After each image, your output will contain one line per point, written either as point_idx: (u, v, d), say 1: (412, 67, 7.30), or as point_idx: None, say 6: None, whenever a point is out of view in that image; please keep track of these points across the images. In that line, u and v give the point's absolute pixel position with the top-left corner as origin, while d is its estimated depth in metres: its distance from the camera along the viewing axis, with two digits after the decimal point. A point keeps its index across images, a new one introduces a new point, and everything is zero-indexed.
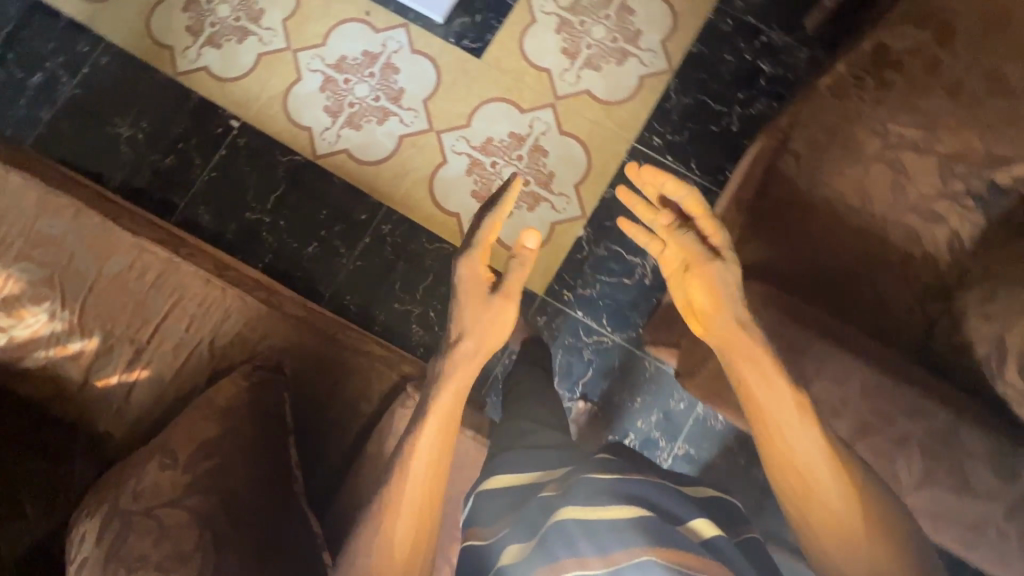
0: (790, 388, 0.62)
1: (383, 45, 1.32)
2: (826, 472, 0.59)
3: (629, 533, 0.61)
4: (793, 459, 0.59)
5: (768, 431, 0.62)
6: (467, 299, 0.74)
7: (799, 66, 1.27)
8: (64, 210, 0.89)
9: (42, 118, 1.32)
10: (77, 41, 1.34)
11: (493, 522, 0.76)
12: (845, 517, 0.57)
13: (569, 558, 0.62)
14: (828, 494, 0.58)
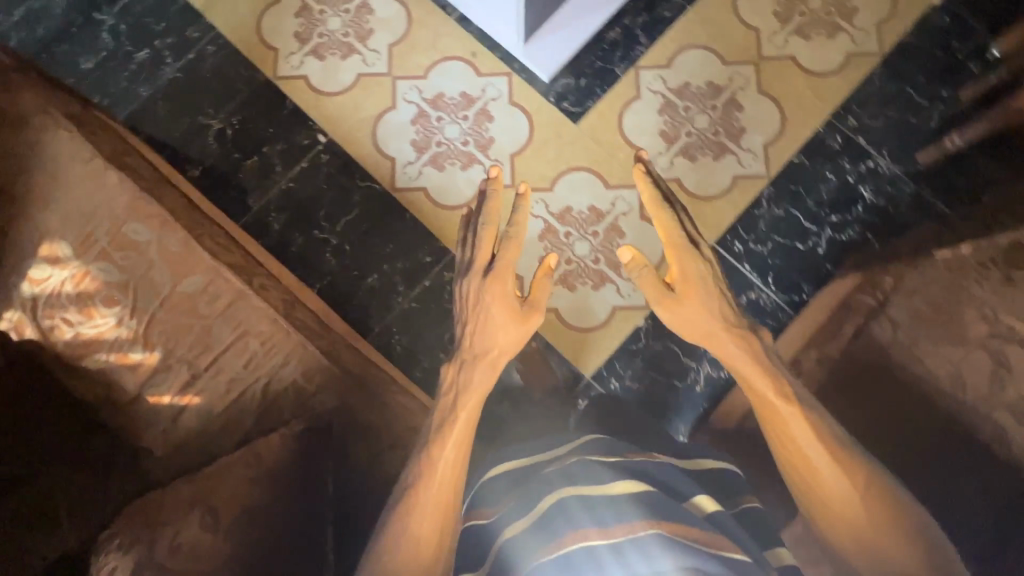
0: (795, 412, 0.72)
1: (483, 90, 1.31)
2: (826, 465, 0.71)
3: (626, 508, 0.65)
4: (805, 460, 0.72)
5: (775, 428, 0.74)
6: (492, 299, 0.82)
7: (902, 200, 1.22)
8: (152, 218, 0.90)
9: (141, 94, 1.35)
10: (188, 25, 1.36)
11: (496, 503, 0.79)
12: (853, 507, 0.70)
13: (569, 532, 0.65)
14: (835, 487, 0.70)
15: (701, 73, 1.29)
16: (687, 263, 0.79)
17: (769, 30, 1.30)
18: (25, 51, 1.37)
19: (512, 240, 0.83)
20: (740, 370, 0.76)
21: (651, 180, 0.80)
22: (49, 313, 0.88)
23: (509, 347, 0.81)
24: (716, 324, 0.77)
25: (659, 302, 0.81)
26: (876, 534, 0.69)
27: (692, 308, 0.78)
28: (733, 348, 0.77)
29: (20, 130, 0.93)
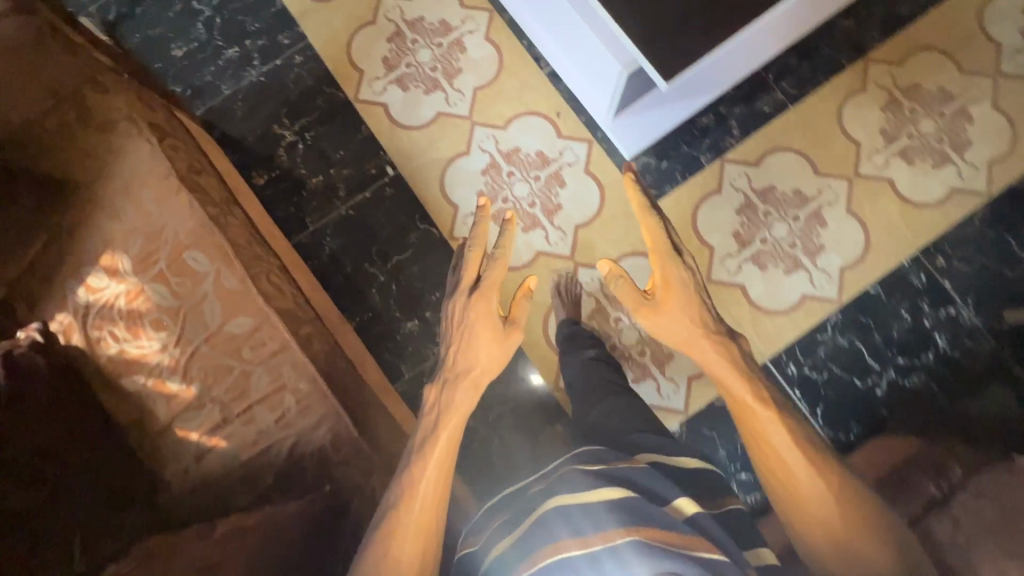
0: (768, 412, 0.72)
1: (560, 153, 1.27)
2: (801, 468, 0.69)
3: (602, 515, 0.63)
4: (777, 453, 0.71)
5: (752, 430, 0.73)
6: (477, 317, 0.83)
7: (979, 357, 1.14)
8: (214, 250, 0.90)
9: (222, 91, 1.34)
10: (281, 31, 1.36)
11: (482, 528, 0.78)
12: (829, 517, 0.67)
13: (546, 545, 0.63)
14: (812, 493, 0.68)
15: (789, 178, 1.23)
16: (670, 269, 0.83)
17: (871, 147, 1.23)
18: (120, 28, 1.38)
19: (497, 260, 0.85)
20: (720, 376, 0.78)
21: (640, 189, 0.83)
22: (98, 325, 0.89)
23: (490, 367, 0.82)
24: (696, 330, 0.80)
25: (639, 309, 0.85)
26: (859, 543, 0.66)
27: (675, 314, 0.81)
28: (713, 355, 0.79)
29: (104, 135, 0.94)
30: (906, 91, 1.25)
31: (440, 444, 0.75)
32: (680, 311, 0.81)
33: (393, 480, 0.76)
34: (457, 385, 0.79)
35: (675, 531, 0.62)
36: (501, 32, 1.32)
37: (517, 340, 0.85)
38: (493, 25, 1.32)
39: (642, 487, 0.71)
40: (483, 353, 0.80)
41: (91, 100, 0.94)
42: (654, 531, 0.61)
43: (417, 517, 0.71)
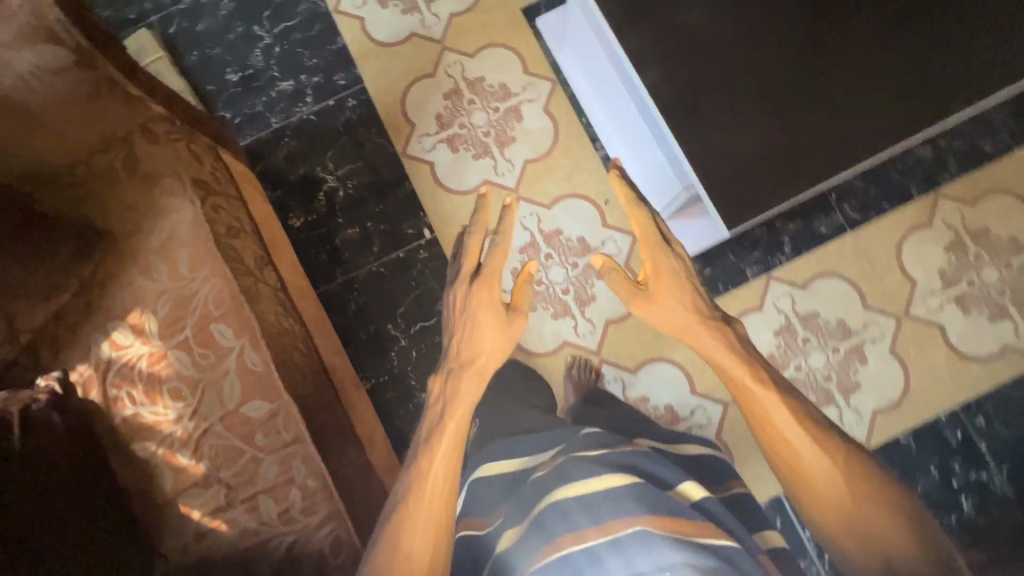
0: (762, 388, 0.68)
1: (602, 243, 1.24)
2: (800, 438, 0.65)
3: (619, 500, 0.63)
4: (775, 426, 0.67)
5: (752, 412, 0.69)
6: (477, 304, 0.81)
7: (1003, 529, 1.10)
8: (241, 327, 0.88)
9: (270, 123, 1.32)
10: (338, 71, 1.33)
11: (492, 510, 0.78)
12: (836, 493, 0.63)
13: (568, 533, 0.63)
14: (819, 475, 0.64)
15: (835, 307, 1.18)
16: (659, 258, 0.80)
17: (926, 287, 1.18)
18: (179, 42, 1.37)
19: (497, 247, 0.84)
20: (714, 361, 0.74)
21: (626, 180, 0.81)
22: (117, 383, 0.88)
23: (495, 355, 0.81)
24: (689, 318, 0.76)
25: (631, 301, 0.81)
26: (876, 525, 0.62)
27: (673, 303, 0.77)
28: (709, 341, 0.75)
29: (148, 187, 0.93)
30: (974, 234, 1.18)
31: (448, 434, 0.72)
32: (679, 295, 0.77)
33: (404, 470, 0.74)
34: (462, 373, 0.78)
35: (689, 520, 0.62)
36: (561, 106, 1.28)
37: (520, 327, 0.83)
38: (553, 97, 1.28)
39: (647, 472, 0.71)
40: (486, 340, 0.80)
41: (141, 149, 0.94)
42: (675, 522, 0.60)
43: (432, 507, 0.68)
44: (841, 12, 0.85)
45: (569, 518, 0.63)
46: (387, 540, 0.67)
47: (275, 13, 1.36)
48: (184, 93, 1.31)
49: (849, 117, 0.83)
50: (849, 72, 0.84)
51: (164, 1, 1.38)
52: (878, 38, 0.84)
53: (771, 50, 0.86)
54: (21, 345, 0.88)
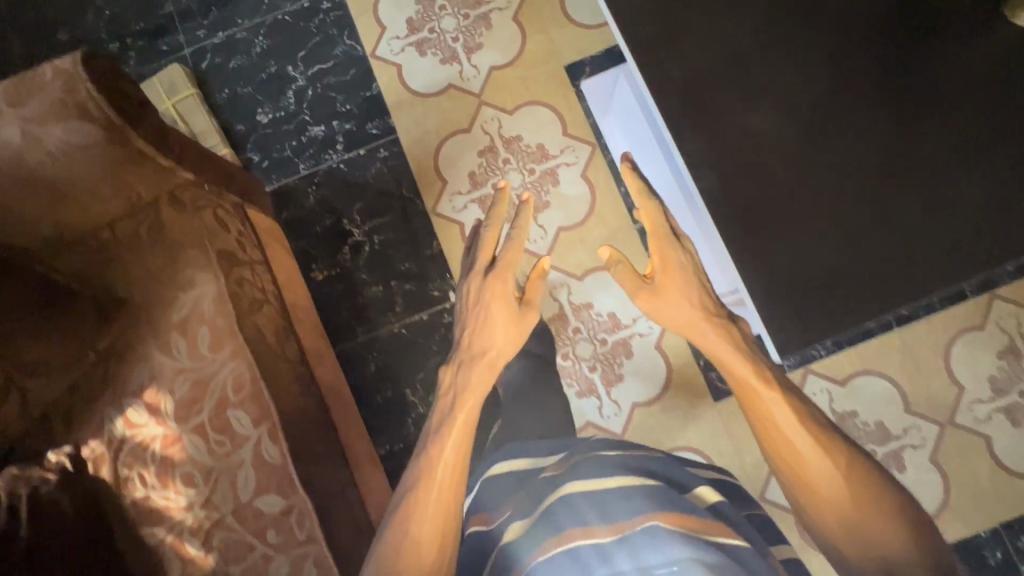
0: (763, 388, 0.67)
1: (634, 320, 1.20)
2: (799, 437, 0.64)
3: (628, 498, 0.65)
4: (775, 426, 0.65)
5: (754, 412, 0.67)
6: (492, 295, 0.79)
7: None
8: (259, 414, 0.85)
9: (298, 169, 1.29)
10: (372, 119, 1.29)
11: (497, 500, 0.77)
12: (839, 493, 0.60)
13: (577, 528, 0.64)
14: (817, 473, 0.61)
15: (875, 406, 1.13)
16: (669, 252, 0.77)
17: (974, 393, 1.12)
18: (210, 77, 1.33)
19: (513, 240, 0.82)
20: (720, 359, 0.71)
21: (639, 176, 0.79)
22: (129, 464, 0.85)
23: (507, 348, 0.78)
24: (693, 313, 0.74)
25: (638, 294, 0.78)
26: (876, 527, 0.58)
27: (677, 295, 0.75)
28: (714, 339, 0.72)
29: (172, 258, 0.89)
30: None
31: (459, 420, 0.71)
32: (687, 291, 0.75)
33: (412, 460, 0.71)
34: (473, 366, 0.75)
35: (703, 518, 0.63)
36: (600, 173, 1.24)
37: (533, 320, 0.81)
38: (592, 162, 1.24)
39: (662, 474, 0.73)
40: (499, 333, 0.77)
41: (168, 217, 0.90)
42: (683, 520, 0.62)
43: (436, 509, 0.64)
44: (915, 130, 0.80)
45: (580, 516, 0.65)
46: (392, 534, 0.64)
47: (310, 54, 1.32)
48: (213, 134, 1.28)
49: (917, 242, 0.78)
50: (921, 195, 0.79)
51: (199, 35, 1.35)
52: (954, 162, 0.79)
53: (837, 163, 0.80)
54: (35, 419, 0.85)
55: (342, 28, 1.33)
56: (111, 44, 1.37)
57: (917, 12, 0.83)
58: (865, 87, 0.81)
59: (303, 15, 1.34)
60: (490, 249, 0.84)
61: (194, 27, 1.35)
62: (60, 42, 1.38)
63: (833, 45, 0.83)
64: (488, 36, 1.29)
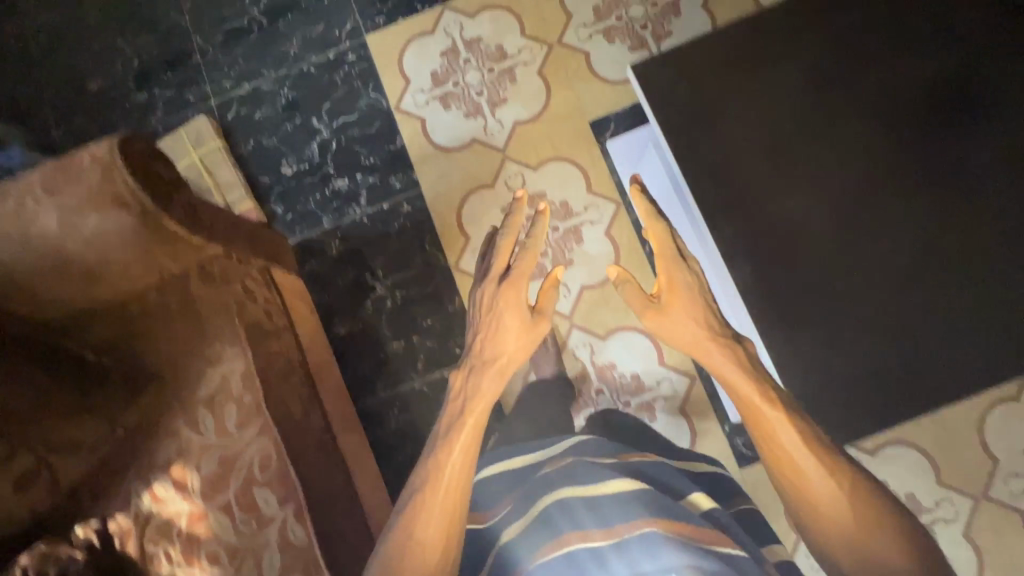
0: (771, 408, 0.64)
1: (657, 382, 1.19)
2: (802, 455, 0.62)
3: (626, 502, 0.64)
4: (779, 443, 0.63)
5: (758, 429, 0.66)
6: (506, 301, 0.75)
7: None
8: (285, 493, 0.85)
9: (321, 222, 1.29)
10: (395, 173, 1.29)
11: (495, 503, 0.78)
12: (839, 511, 0.60)
13: (572, 532, 0.64)
14: (819, 491, 0.61)
15: (906, 478, 1.10)
16: (675, 269, 0.75)
17: (1009, 468, 1.09)
18: (236, 128, 1.34)
19: (528, 249, 0.76)
20: (725, 379, 0.68)
21: (647, 197, 0.77)
22: (154, 540, 0.85)
23: (519, 354, 0.75)
24: (698, 332, 0.71)
25: (643, 313, 0.77)
26: (873, 542, 0.59)
27: (682, 316, 0.73)
28: (719, 358, 0.70)
29: (200, 332, 0.90)
30: None
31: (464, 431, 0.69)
32: (697, 306, 0.72)
33: (415, 469, 0.70)
34: (485, 372, 0.73)
35: (696, 524, 0.63)
36: (623, 231, 1.23)
37: (545, 330, 0.76)
38: (616, 221, 1.23)
39: (656, 481, 0.73)
40: (510, 342, 0.73)
41: (195, 287, 0.90)
42: (679, 523, 0.62)
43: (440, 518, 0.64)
44: (960, 221, 0.79)
45: (574, 518, 0.65)
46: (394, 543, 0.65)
47: (334, 106, 1.33)
48: (237, 186, 1.28)
49: (960, 338, 0.75)
50: (962, 289, 0.78)
51: (225, 86, 1.36)
52: (996, 256, 0.78)
53: (874, 253, 0.79)
54: (62, 495, 0.84)
55: (366, 80, 1.33)
56: (139, 94, 1.38)
57: (958, 95, 0.82)
58: (905, 174, 0.80)
59: (328, 67, 1.34)
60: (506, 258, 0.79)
61: (221, 78, 1.37)
62: (89, 91, 1.40)
63: (871, 130, 0.82)
64: (513, 91, 1.29)
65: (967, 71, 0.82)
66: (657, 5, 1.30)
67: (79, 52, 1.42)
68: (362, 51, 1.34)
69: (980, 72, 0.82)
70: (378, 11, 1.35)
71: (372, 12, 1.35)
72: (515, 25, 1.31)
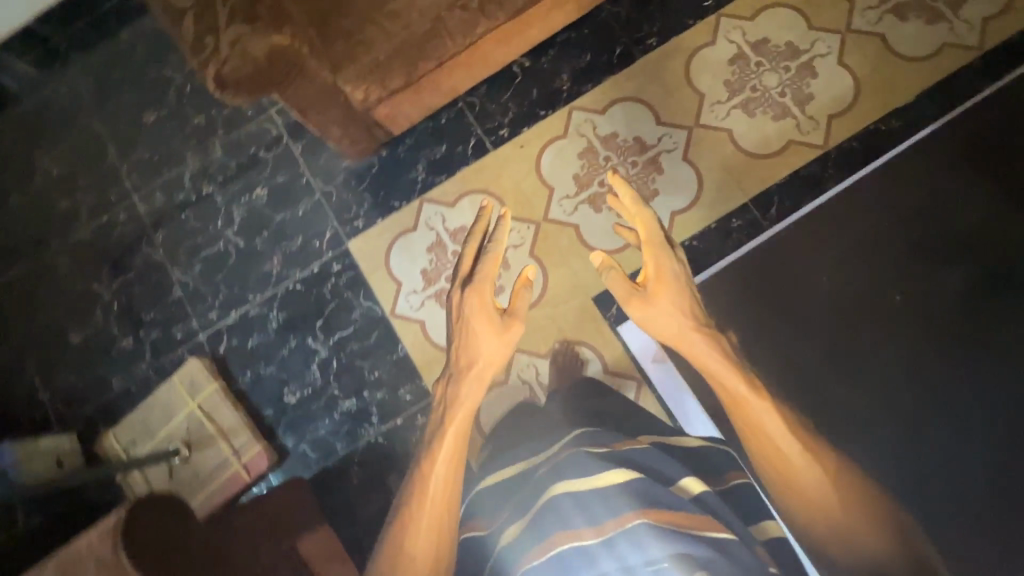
0: (754, 393, 0.74)
1: None
2: (790, 445, 0.71)
3: (615, 499, 0.66)
4: (763, 428, 0.72)
5: (745, 420, 0.74)
6: (475, 312, 0.79)
7: None
8: None
9: (336, 449, 1.23)
10: (403, 384, 1.24)
11: (495, 514, 0.80)
12: (826, 498, 0.68)
13: (563, 533, 0.65)
14: (806, 476, 0.69)
15: None
16: (664, 261, 0.81)
17: None
18: (230, 360, 1.29)
19: (489, 252, 0.81)
20: (704, 365, 0.78)
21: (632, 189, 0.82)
22: None
23: (495, 360, 0.79)
24: (685, 323, 0.80)
25: (630, 301, 0.82)
26: (857, 529, 0.67)
27: (665, 306, 0.80)
28: (701, 346, 0.79)
29: None
30: None
31: (446, 445, 0.75)
32: (677, 297, 0.80)
33: (406, 479, 0.76)
34: (462, 380, 0.78)
35: (682, 512, 0.66)
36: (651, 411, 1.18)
37: (516, 331, 0.80)
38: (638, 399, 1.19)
39: (646, 468, 0.74)
40: (485, 346, 0.78)
41: None
42: (669, 514, 0.64)
43: (429, 527, 0.70)
44: None
45: (566, 519, 0.66)
46: (393, 548, 0.70)
47: (328, 322, 1.28)
48: (242, 428, 1.22)
49: None
50: None
51: (212, 317, 1.31)
52: None
53: None
54: None
55: (356, 289, 1.29)
56: (124, 339, 1.33)
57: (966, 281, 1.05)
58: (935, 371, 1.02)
59: (315, 281, 1.30)
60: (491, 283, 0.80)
61: (205, 308, 1.32)
62: (71, 344, 1.34)
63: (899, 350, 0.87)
64: (508, 277, 1.26)
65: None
66: (638, 163, 1.27)
67: (54, 304, 1.36)
68: (347, 259, 1.30)
69: (935, 282, 1.08)
70: (356, 213, 1.32)
71: (350, 216, 1.32)
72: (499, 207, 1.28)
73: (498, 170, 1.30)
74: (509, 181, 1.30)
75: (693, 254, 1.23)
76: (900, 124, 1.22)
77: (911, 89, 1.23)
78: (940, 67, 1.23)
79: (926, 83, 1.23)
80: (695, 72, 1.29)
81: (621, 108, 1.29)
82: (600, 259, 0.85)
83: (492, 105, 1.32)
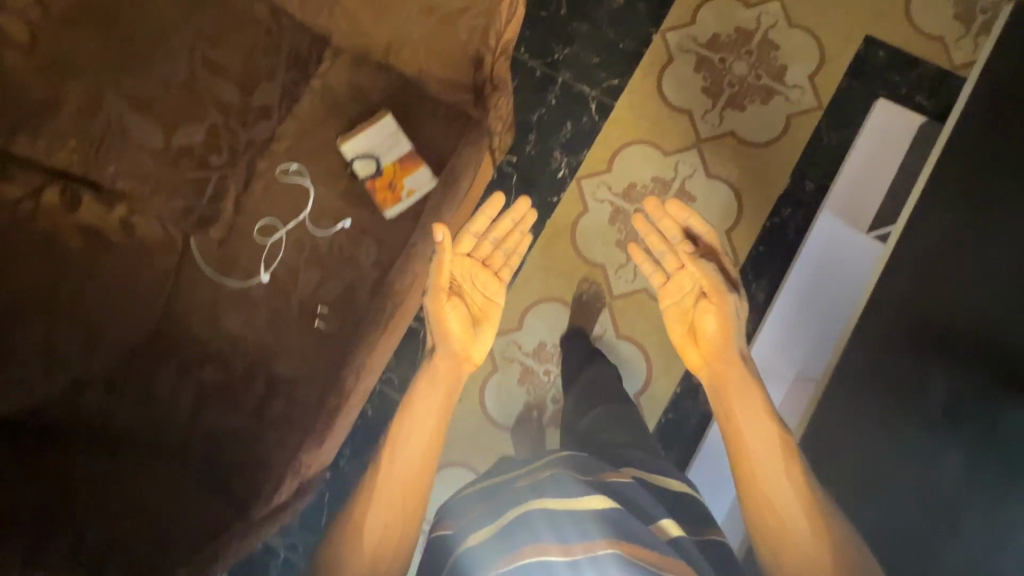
0: (774, 428, 0.74)
1: None
2: (790, 508, 0.67)
3: (589, 520, 0.56)
4: (761, 479, 0.70)
5: (743, 470, 0.73)
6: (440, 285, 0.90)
7: None
8: None
9: None
10: None
11: (453, 518, 0.68)
12: (814, 564, 0.63)
13: (529, 547, 0.55)
14: (797, 534, 0.65)
15: None
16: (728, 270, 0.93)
17: None
18: None
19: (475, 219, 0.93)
20: (722, 382, 0.83)
21: (690, 211, 0.94)
22: None
23: (455, 362, 0.87)
24: (729, 322, 0.89)
25: (709, 292, 0.90)
26: None
27: (737, 305, 0.90)
28: (739, 377, 0.83)
29: None
30: None
31: (416, 429, 0.75)
32: (732, 305, 0.89)
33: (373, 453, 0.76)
34: (436, 360, 0.86)
35: (663, 552, 0.56)
36: None
37: (479, 340, 0.91)
38: None
39: (630, 498, 0.66)
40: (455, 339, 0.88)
41: None
42: (643, 546, 0.55)
43: (401, 483, 0.69)
44: None
45: (534, 533, 0.56)
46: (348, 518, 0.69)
47: None
48: None
49: None
50: None
51: None
52: None
53: None
54: None
55: None
56: None
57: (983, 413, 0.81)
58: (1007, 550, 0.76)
59: None
60: (466, 246, 0.94)
61: None
62: None
63: None
64: None
65: (981, 412, 0.81)
66: None
67: None
68: None
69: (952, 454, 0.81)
70: None
71: None
72: (470, 472, 1.21)
73: (449, 435, 1.22)
74: (464, 442, 1.22)
75: (675, 425, 1.20)
76: (791, 209, 1.21)
77: (782, 172, 1.23)
78: (796, 139, 1.23)
79: (792, 161, 1.23)
80: (585, 246, 1.24)
81: (535, 314, 1.23)
82: (688, 247, 0.95)
83: (410, 372, 1.22)
